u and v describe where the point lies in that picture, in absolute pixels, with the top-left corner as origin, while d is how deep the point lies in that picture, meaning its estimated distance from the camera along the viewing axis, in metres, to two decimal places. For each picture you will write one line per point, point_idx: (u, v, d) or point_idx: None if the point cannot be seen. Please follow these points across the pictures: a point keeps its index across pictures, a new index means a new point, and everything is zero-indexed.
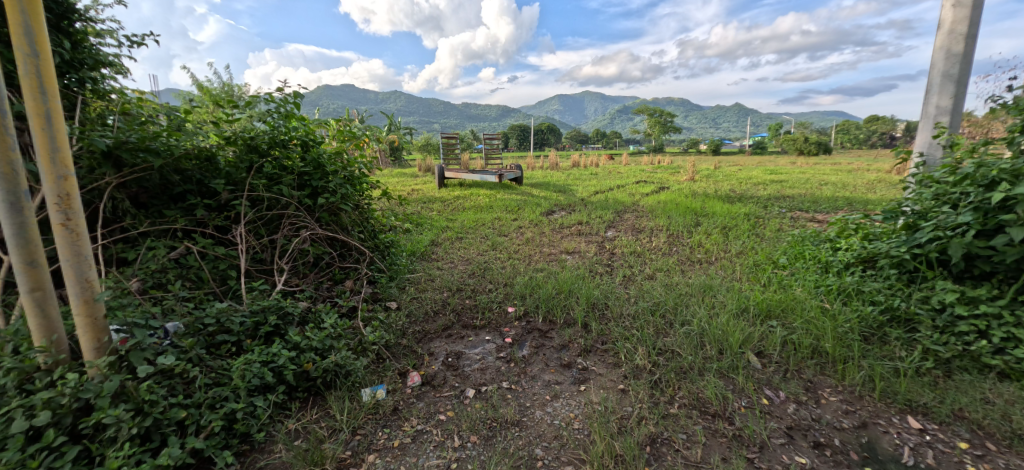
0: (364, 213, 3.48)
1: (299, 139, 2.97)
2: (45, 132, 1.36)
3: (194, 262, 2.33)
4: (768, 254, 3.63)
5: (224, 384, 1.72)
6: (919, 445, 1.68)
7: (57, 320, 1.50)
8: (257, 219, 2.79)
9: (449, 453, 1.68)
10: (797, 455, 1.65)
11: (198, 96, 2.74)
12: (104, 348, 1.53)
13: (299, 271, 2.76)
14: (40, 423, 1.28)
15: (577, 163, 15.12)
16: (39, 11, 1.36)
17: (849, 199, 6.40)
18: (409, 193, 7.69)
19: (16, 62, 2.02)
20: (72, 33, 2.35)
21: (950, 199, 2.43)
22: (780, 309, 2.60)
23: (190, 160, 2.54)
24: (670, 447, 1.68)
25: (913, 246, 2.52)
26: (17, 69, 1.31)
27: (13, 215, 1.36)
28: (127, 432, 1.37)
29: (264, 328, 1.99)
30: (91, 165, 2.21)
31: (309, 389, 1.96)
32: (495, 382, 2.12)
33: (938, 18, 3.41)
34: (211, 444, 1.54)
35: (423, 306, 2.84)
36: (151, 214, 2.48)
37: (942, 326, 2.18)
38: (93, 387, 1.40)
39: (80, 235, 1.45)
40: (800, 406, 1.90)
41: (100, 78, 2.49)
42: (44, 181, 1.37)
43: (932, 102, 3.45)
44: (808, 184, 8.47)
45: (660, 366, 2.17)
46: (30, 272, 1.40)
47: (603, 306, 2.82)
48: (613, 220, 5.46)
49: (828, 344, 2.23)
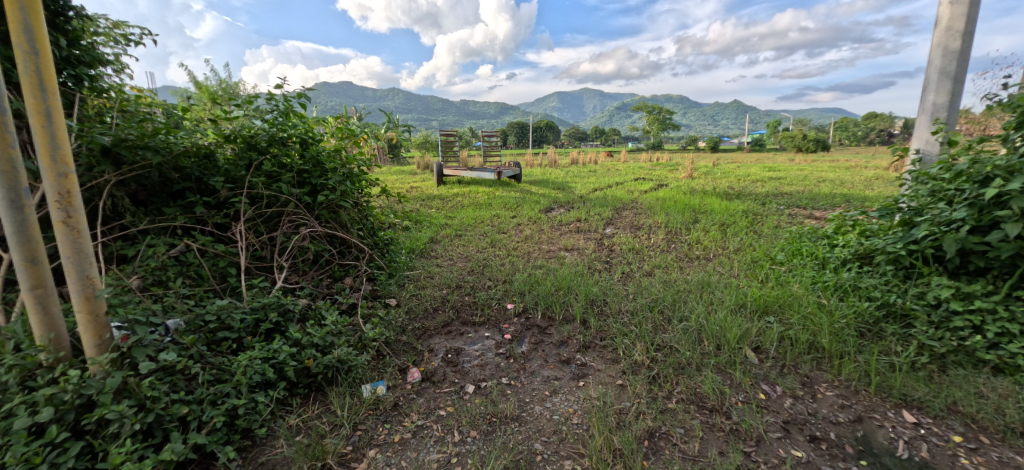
0: (363, 210, 3.50)
1: (298, 136, 2.98)
2: (45, 129, 1.36)
3: (194, 259, 2.34)
4: (766, 251, 3.64)
5: (225, 380, 1.73)
6: (913, 439, 1.71)
7: (58, 318, 1.51)
8: (256, 216, 2.79)
9: (449, 448, 1.70)
10: (793, 449, 1.66)
11: (196, 94, 2.73)
12: (105, 345, 1.54)
13: (299, 269, 2.79)
14: (43, 419, 1.29)
15: (575, 161, 15.13)
16: (37, 7, 1.36)
17: (848, 196, 6.40)
18: (408, 191, 7.65)
19: (14, 59, 2.01)
20: (68, 30, 2.33)
21: (946, 196, 2.45)
22: (778, 305, 2.62)
23: (189, 157, 2.54)
24: (668, 442, 1.70)
25: (910, 242, 2.53)
26: (17, 66, 1.31)
27: (13, 213, 1.36)
28: (130, 428, 1.38)
29: (264, 325, 2.00)
30: (90, 163, 2.20)
31: (309, 385, 1.97)
32: (495, 378, 2.13)
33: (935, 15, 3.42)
34: (213, 440, 1.55)
35: (423, 303, 2.85)
36: (150, 211, 2.49)
37: (937, 321, 2.20)
38: (95, 384, 1.41)
39: (80, 232, 1.46)
40: (797, 401, 1.92)
41: (98, 76, 2.48)
42: (45, 179, 1.38)
43: (930, 100, 3.45)
44: (808, 182, 8.49)
45: (659, 361, 2.19)
46: (31, 269, 1.41)
47: (602, 302, 2.83)
48: (612, 217, 5.46)
49: (825, 339, 2.26)
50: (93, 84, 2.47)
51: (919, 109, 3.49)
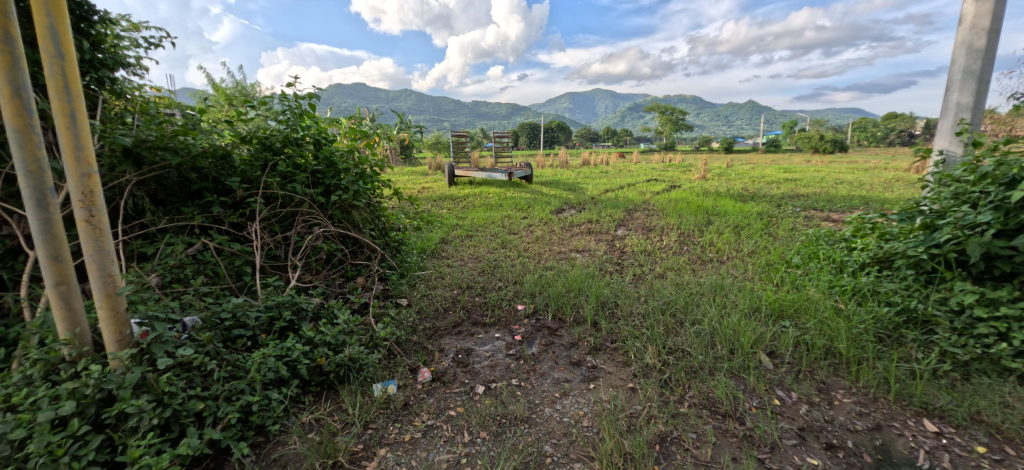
0: (375, 210, 3.52)
1: (312, 137, 3.03)
2: (69, 130, 1.40)
3: (211, 258, 2.39)
4: (781, 254, 3.57)
5: (240, 377, 1.76)
6: (934, 449, 1.66)
7: (81, 313, 1.55)
8: (271, 216, 2.84)
9: (459, 448, 1.70)
10: (808, 456, 1.63)
11: (214, 96, 2.82)
12: (125, 341, 1.58)
13: (312, 268, 2.82)
14: (66, 412, 1.32)
15: (587, 161, 15.04)
16: (63, 11, 1.40)
17: (866, 197, 6.26)
18: (419, 192, 7.69)
19: (40, 63, 2.06)
20: (92, 34, 2.39)
21: (970, 198, 2.38)
22: (793, 309, 2.57)
23: (207, 158, 2.60)
24: (680, 446, 1.68)
25: (931, 246, 2.46)
26: (43, 70, 1.36)
27: (40, 211, 1.41)
28: (148, 422, 1.41)
29: (278, 323, 2.03)
30: (112, 163, 2.25)
31: (322, 383, 2.00)
32: (504, 378, 2.13)
33: (959, 12, 3.33)
34: (228, 436, 1.58)
35: (434, 303, 2.86)
36: (169, 210, 2.54)
37: (960, 328, 2.13)
38: (116, 379, 1.45)
39: (103, 230, 1.50)
40: (813, 407, 1.88)
41: (119, 79, 2.54)
42: (69, 178, 1.42)
43: (953, 99, 3.36)
44: (824, 182, 8.36)
45: (671, 364, 2.16)
46: (56, 266, 1.45)
47: (613, 305, 2.81)
48: (623, 218, 5.43)
49: (842, 345, 2.21)
50: (115, 87, 2.53)
51: (941, 109, 3.41)
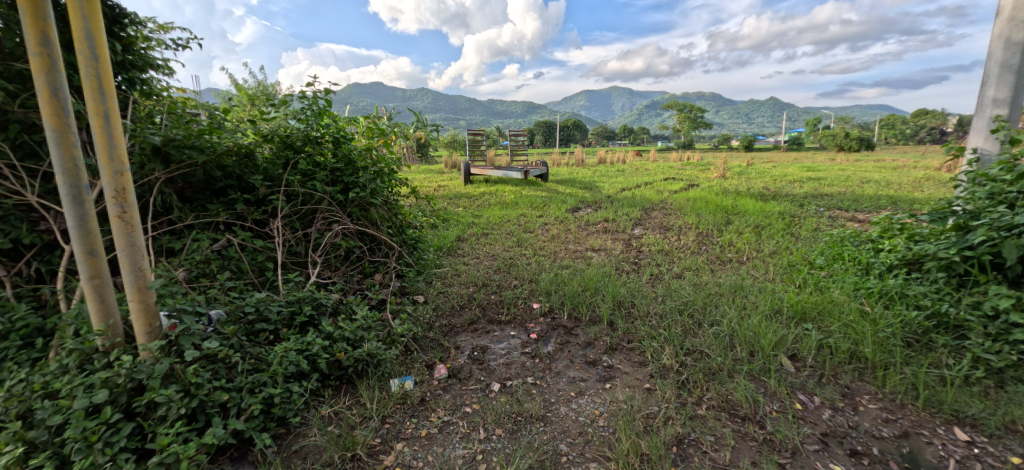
0: (392, 208, 3.57)
1: (331, 136, 3.09)
2: (103, 129, 1.46)
3: (235, 254, 2.46)
4: (803, 255, 3.48)
5: (262, 370, 1.80)
6: (966, 458, 1.60)
7: (113, 306, 1.61)
8: (292, 213, 2.89)
9: (474, 444, 1.71)
10: (831, 462, 1.59)
11: (237, 96, 2.88)
12: (154, 333, 1.63)
13: (331, 264, 2.87)
14: (99, 400, 1.37)
15: (603, 160, 14.90)
16: (97, 14, 1.45)
17: (894, 197, 6.04)
18: (435, 190, 7.74)
19: (75, 64, 2.15)
20: (123, 37, 2.47)
21: (1006, 198, 2.28)
22: (816, 312, 2.50)
23: (231, 157, 2.67)
24: (697, 449, 1.66)
25: (964, 248, 2.36)
26: (79, 71, 1.42)
27: (76, 207, 1.47)
28: (176, 411, 1.46)
29: (299, 318, 2.08)
30: (141, 161, 2.32)
31: (341, 377, 2.03)
32: (520, 376, 2.14)
33: (997, 4, 3.18)
34: (251, 426, 1.62)
35: (450, 301, 2.88)
36: (195, 207, 2.61)
37: (995, 333, 2.04)
38: (146, 369, 1.50)
39: (134, 226, 1.55)
40: (837, 412, 1.84)
41: (148, 79, 2.62)
42: (103, 176, 1.48)
43: (989, 95, 3.22)
44: (850, 182, 8.09)
45: (688, 366, 2.13)
46: (91, 261, 1.51)
47: (629, 304, 2.79)
48: (640, 218, 5.37)
49: (868, 349, 2.14)
50: (144, 87, 2.61)
51: (976, 105, 3.27)
